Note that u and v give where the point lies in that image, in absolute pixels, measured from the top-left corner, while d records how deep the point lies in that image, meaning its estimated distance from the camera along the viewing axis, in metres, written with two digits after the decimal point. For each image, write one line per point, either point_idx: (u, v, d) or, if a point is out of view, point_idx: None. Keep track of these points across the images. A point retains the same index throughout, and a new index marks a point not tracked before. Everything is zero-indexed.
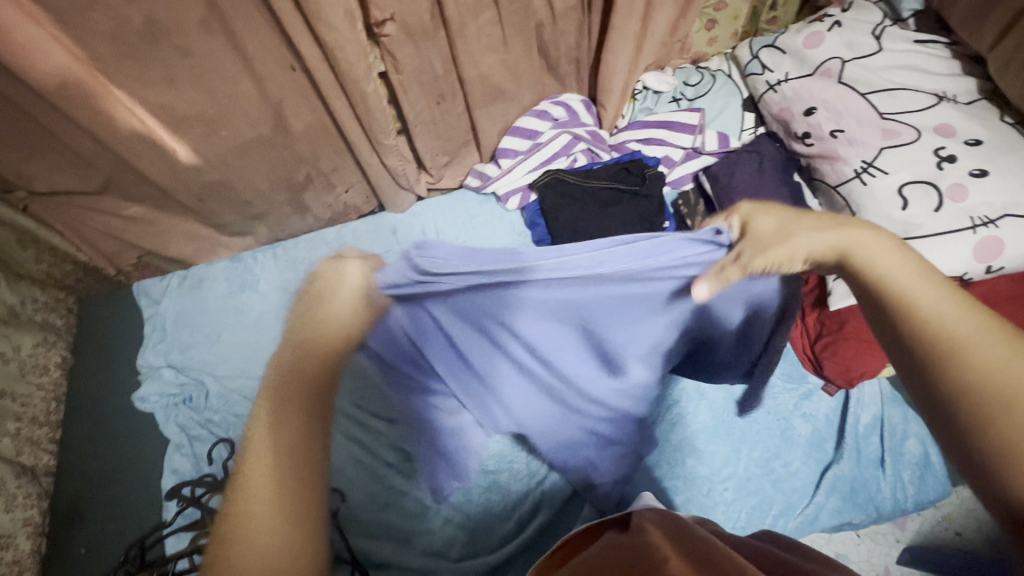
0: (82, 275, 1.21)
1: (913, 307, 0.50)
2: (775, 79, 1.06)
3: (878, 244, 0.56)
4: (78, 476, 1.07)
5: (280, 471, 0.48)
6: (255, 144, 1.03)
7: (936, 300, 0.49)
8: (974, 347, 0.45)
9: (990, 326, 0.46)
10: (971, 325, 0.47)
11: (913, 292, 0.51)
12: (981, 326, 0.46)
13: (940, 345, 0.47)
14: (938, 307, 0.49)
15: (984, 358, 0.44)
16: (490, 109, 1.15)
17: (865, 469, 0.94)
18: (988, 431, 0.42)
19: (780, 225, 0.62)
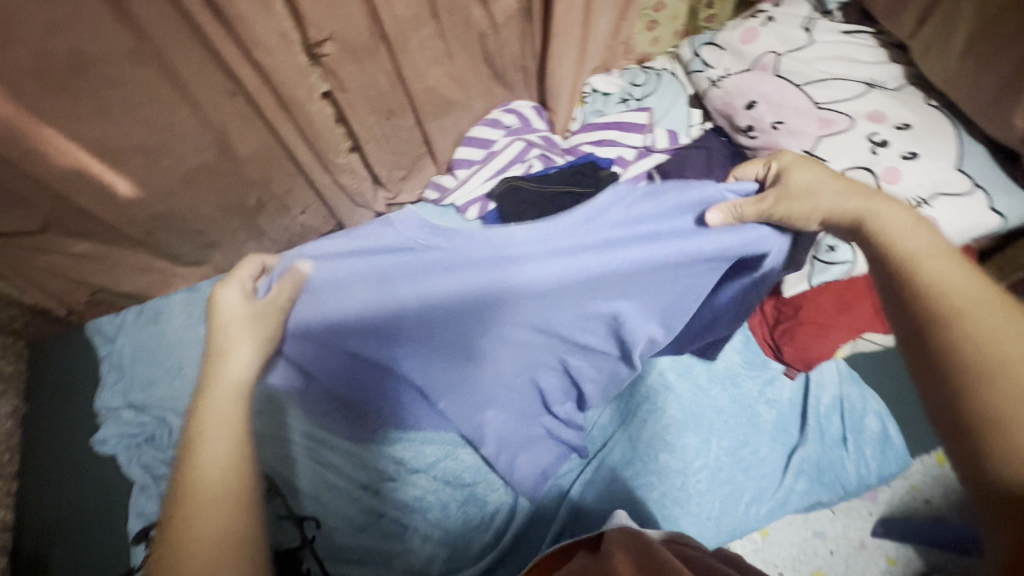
0: (30, 318, 1.16)
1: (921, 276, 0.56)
2: (717, 74, 1.08)
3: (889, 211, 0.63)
4: (38, 529, 1.02)
5: (218, 495, 0.57)
6: (202, 171, 1.01)
7: (945, 272, 0.56)
8: (971, 315, 0.51)
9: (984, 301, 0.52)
10: (973, 297, 0.53)
11: (927, 264, 0.57)
12: (980, 299, 0.52)
13: (940, 310, 0.53)
14: (943, 277, 0.55)
15: (978, 324, 0.50)
16: (442, 120, 1.16)
17: (830, 449, 0.96)
18: (973, 387, 0.47)
19: (814, 180, 0.68)
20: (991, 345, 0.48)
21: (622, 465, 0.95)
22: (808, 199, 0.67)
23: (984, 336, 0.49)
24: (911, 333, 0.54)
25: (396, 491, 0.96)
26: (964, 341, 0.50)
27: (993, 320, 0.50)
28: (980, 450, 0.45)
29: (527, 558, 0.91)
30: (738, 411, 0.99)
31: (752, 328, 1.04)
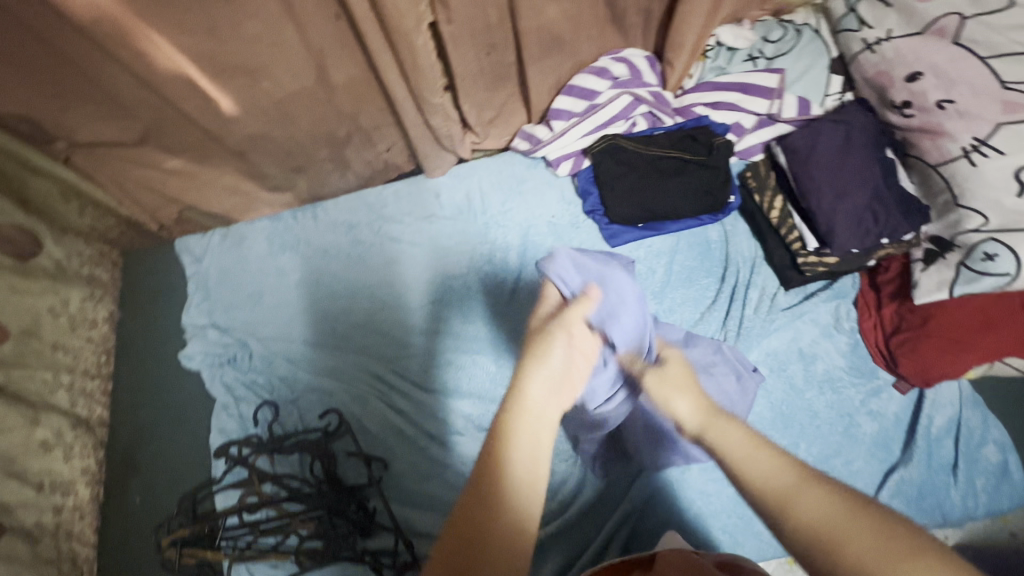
0: (125, 230, 1.20)
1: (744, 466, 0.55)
2: (874, 37, 0.94)
3: (733, 434, 0.60)
4: (129, 431, 1.10)
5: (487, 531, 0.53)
6: (297, 97, 0.98)
7: (739, 434, 0.59)
8: (828, 535, 0.47)
9: (809, 484, 0.51)
10: (779, 479, 0.52)
11: (752, 453, 0.56)
12: (843, 514, 0.47)
13: (772, 503, 0.51)
14: (728, 439, 0.59)
15: (805, 509, 0.49)
16: (545, 63, 1.05)
17: (937, 474, 0.89)
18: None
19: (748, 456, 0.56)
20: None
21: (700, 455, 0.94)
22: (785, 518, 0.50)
23: (826, 517, 0.48)
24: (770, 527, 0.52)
25: (443, 451, 0.99)
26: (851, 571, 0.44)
27: (889, 556, 0.44)
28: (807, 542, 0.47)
29: (586, 540, 0.90)
30: (835, 418, 0.93)
31: (864, 333, 0.97)
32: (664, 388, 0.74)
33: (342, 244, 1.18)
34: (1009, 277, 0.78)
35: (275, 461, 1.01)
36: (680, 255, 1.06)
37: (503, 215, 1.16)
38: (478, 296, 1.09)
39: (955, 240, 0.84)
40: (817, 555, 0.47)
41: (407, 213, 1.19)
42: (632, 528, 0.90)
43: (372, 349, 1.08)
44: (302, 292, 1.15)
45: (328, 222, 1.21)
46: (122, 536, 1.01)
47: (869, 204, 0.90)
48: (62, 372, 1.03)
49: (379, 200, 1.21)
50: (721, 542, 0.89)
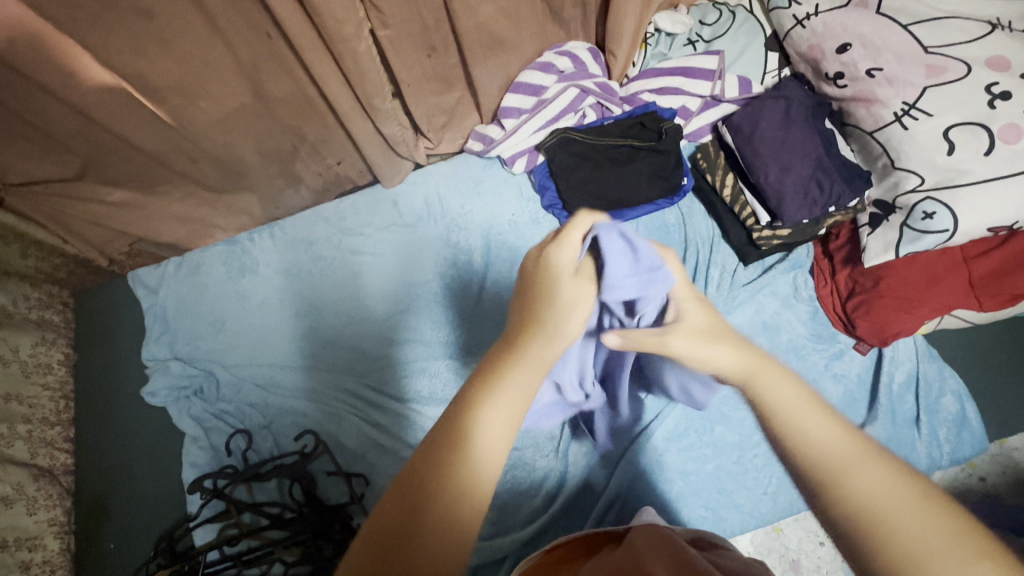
0: (74, 268, 1.16)
1: (793, 428, 0.43)
2: (803, 12, 0.96)
3: (787, 391, 0.45)
4: (98, 475, 1.06)
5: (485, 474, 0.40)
6: (238, 114, 0.96)
7: (793, 389, 0.45)
8: (887, 521, 0.37)
9: (869, 459, 0.40)
10: (840, 454, 0.40)
11: (800, 416, 0.43)
12: (909, 500, 0.37)
13: (818, 477, 0.40)
14: (783, 395, 0.45)
15: (867, 488, 0.38)
16: (490, 63, 1.05)
17: (901, 428, 0.91)
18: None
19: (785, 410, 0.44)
20: None
21: (678, 435, 0.95)
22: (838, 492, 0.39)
23: (881, 496, 0.38)
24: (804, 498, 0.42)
25: None
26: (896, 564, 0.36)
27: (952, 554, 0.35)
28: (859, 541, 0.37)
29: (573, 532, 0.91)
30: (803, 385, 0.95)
31: (821, 299, 1.00)
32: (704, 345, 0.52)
33: (304, 262, 1.16)
34: (948, 232, 0.81)
35: (253, 489, 0.99)
36: None
37: (463, 217, 1.16)
38: (444, 300, 1.09)
39: (896, 202, 0.86)
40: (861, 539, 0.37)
41: (366, 223, 1.18)
42: (618, 515, 0.90)
43: (343, 364, 1.07)
44: (265, 315, 1.12)
45: (286, 240, 1.18)
46: None
47: (813, 174, 0.92)
48: (18, 422, 0.98)
49: (336, 214, 1.19)
50: (705, 517, 0.91)
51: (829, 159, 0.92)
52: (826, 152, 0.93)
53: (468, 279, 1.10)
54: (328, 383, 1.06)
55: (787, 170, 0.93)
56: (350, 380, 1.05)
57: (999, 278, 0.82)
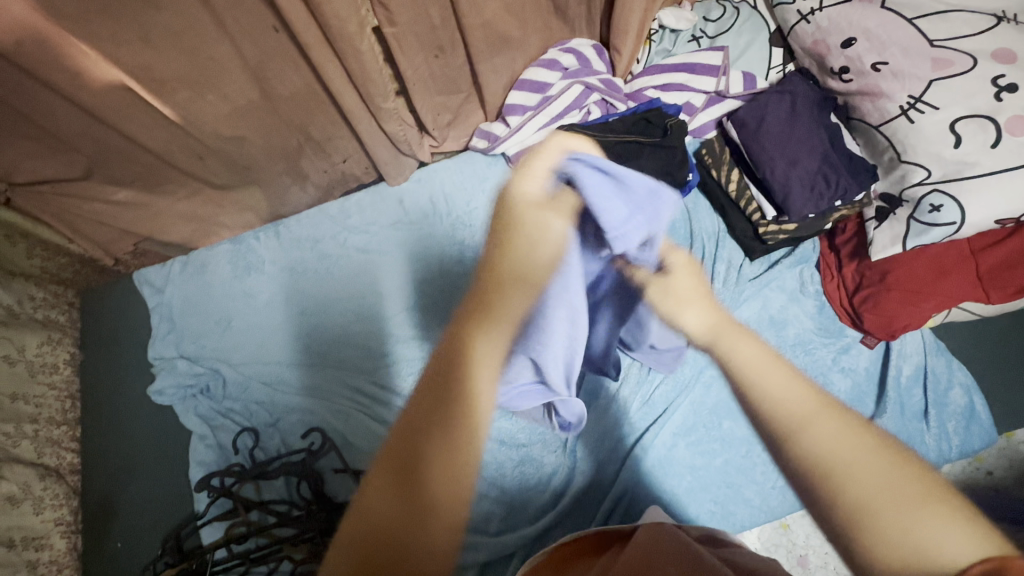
0: (79, 267, 1.16)
1: (752, 385, 0.45)
2: (808, 7, 0.96)
3: (747, 348, 0.48)
4: (105, 474, 1.06)
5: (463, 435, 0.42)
6: (244, 112, 0.96)
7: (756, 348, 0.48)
8: (850, 473, 0.38)
9: (829, 416, 0.41)
10: (793, 411, 0.42)
11: (768, 374, 0.45)
12: (869, 450, 0.39)
13: (778, 427, 0.42)
14: (739, 351, 0.48)
15: (821, 443, 0.39)
16: (495, 60, 1.06)
17: (909, 422, 0.92)
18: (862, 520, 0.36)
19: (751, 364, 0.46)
20: (897, 532, 0.35)
21: (685, 429, 0.95)
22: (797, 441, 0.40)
23: (832, 445, 0.39)
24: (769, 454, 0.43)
25: None
26: (848, 509, 0.37)
27: (906, 504, 0.36)
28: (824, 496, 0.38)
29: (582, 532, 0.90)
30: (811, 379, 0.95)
31: (827, 294, 0.99)
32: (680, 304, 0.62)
33: (310, 260, 1.16)
34: (954, 225, 0.82)
35: (261, 487, 0.99)
36: None
37: (469, 214, 1.16)
38: (451, 297, 1.09)
39: (903, 196, 0.86)
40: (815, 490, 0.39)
41: (371, 221, 1.18)
42: (627, 509, 0.90)
43: (348, 362, 1.07)
44: (272, 313, 1.13)
45: (292, 239, 1.18)
46: None
47: (820, 168, 0.92)
48: (24, 420, 0.98)
49: (341, 212, 1.20)
50: (714, 512, 0.91)
51: (834, 153, 0.93)
52: (831, 147, 0.93)
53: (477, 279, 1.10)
54: (336, 378, 1.06)
55: (793, 167, 0.94)
56: (360, 376, 1.05)
57: (1006, 271, 0.83)
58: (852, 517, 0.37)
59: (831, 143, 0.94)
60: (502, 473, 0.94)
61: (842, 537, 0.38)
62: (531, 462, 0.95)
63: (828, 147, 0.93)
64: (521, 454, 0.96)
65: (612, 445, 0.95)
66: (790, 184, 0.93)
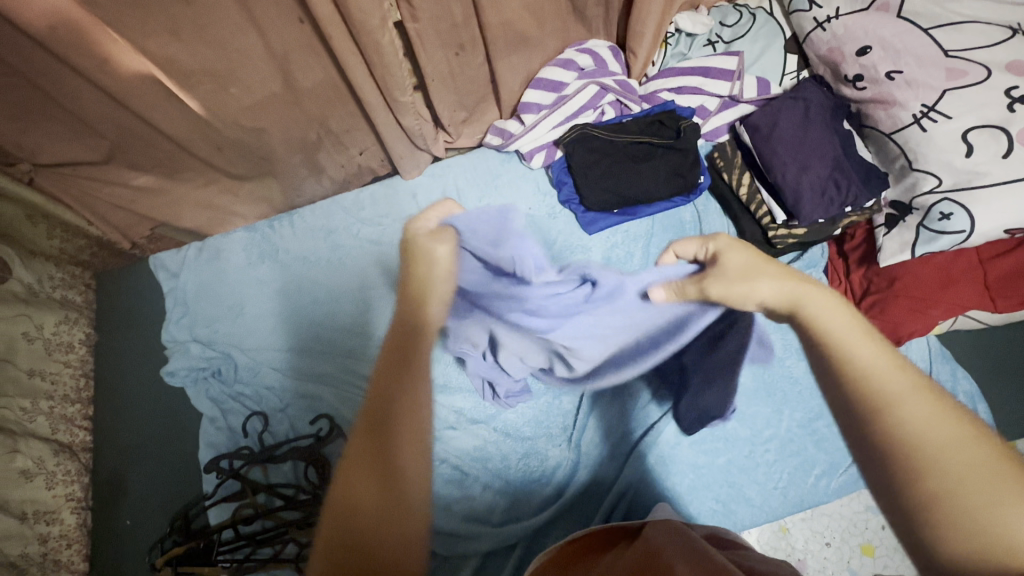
0: (97, 250, 1.18)
1: (846, 358, 0.48)
2: (824, 15, 0.97)
3: (845, 324, 0.50)
4: (115, 452, 1.07)
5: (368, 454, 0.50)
6: (266, 103, 0.98)
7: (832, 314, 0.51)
8: (934, 454, 0.40)
9: (923, 397, 0.43)
10: (904, 389, 0.44)
11: (856, 349, 0.48)
12: (955, 435, 0.41)
13: (869, 404, 0.44)
14: (830, 318, 0.51)
15: (912, 421, 0.42)
16: (512, 59, 1.07)
17: None
18: (939, 505, 0.39)
19: (837, 342, 0.49)
20: (979, 519, 0.37)
21: (689, 428, 0.96)
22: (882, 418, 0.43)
23: (913, 416, 0.42)
24: (853, 433, 0.45)
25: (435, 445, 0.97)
26: (930, 493, 0.39)
27: (987, 489, 0.38)
28: (899, 478, 0.41)
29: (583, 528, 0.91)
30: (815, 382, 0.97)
31: None
32: (734, 288, 0.61)
33: (322, 250, 1.18)
34: (963, 234, 0.82)
35: (269, 471, 1.00)
36: (656, 238, 1.12)
37: (481, 210, 1.18)
38: None
39: (913, 204, 0.87)
40: (899, 467, 0.41)
41: (385, 214, 1.20)
42: (629, 505, 0.91)
43: (359, 350, 1.09)
44: (284, 300, 1.14)
45: (306, 228, 1.20)
46: (116, 559, 0.99)
47: (830, 175, 0.93)
48: (40, 397, 1.00)
49: (355, 203, 1.21)
50: (715, 510, 0.92)
51: (846, 160, 0.94)
52: (843, 154, 0.94)
53: None
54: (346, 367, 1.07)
55: (804, 172, 0.94)
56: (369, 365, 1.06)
57: (1010, 281, 0.84)
58: (934, 499, 0.39)
59: (843, 149, 0.95)
60: (504, 464, 0.96)
61: (917, 524, 0.40)
62: (534, 455, 0.96)
63: (840, 154, 0.94)
64: (524, 447, 0.97)
65: (615, 443, 0.96)
66: (802, 190, 0.94)
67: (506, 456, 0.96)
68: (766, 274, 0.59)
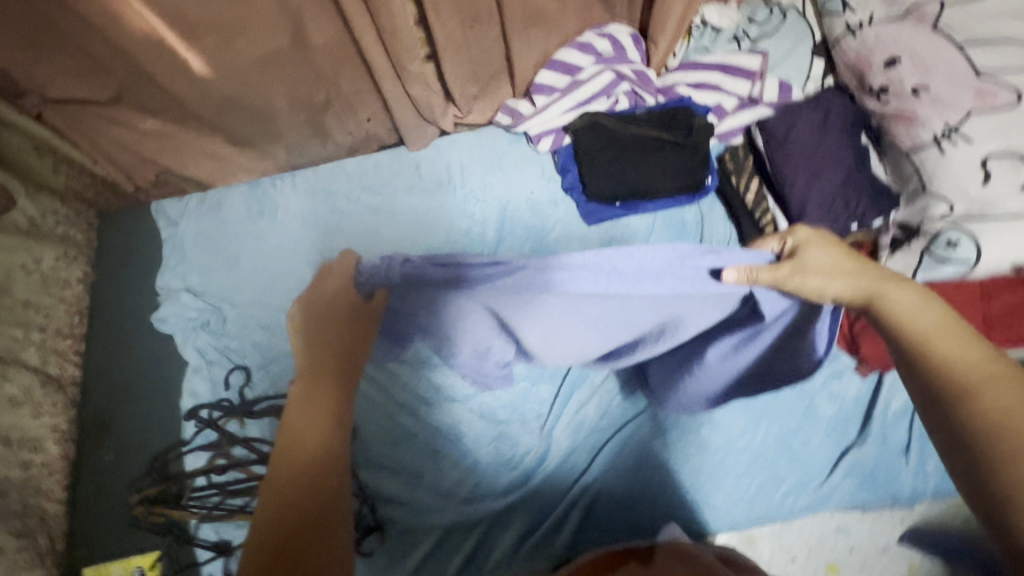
0: (101, 189, 1.19)
1: (928, 349, 0.56)
2: (856, 20, 0.93)
3: (927, 316, 0.58)
4: (102, 389, 1.10)
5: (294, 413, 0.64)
6: (275, 58, 0.96)
7: (913, 309, 0.59)
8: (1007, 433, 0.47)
9: (1006, 384, 0.50)
10: (982, 371, 0.52)
11: (939, 340, 0.56)
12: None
13: (952, 391, 0.52)
14: (908, 312, 0.59)
15: (990, 406, 0.49)
16: (529, 36, 1.04)
17: (888, 455, 0.92)
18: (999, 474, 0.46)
19: (927, 327, 0.57)
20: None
21: (663, 430, 0.95)
22: (967, 393, 0.51)
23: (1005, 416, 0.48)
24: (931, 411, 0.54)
25: (409, 419, 0.97)
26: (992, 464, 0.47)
27: None
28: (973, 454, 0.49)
29: (545, 520, 0.91)
30: (796, 399, 0.95)
31: None
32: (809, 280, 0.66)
33: (320, 213, 1.18)
34: (968, 264, 0.80)
35: (246, 425, 1.02)
36: (655, 234, 1.09)
37: (483, 188, 1.17)
38: None
39: (920, 228, 0.84)
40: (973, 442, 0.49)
41: (386, 182, 1.19)
42: (591, 498, 0.92)
43: None
44: (278, 259, 1.15)
45: (306, 189, 1.20)
46: (96, 492, 1.02)
47: (841, 187, 0.92)
48: (33, 328, 1.02)
49: (358, 169, 1.21)
50: (681, 514, 0.90)
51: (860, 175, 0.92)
52: (857, 167, 0.93)
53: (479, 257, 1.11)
54: None
55: (808, 184, 0.94)
56: None
57: (1006, 320, 0.83)
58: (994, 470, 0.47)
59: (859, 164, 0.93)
60: (472, 445, 0.96)
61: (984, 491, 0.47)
62: (503, 439, 0.96)
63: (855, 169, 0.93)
64: (496, 429, 0.97)
65: (585, 439, 0.96)
66: (803, 201, 0.94)
67: (476, 439, 0.96)
68: (839, 269, 0.65)
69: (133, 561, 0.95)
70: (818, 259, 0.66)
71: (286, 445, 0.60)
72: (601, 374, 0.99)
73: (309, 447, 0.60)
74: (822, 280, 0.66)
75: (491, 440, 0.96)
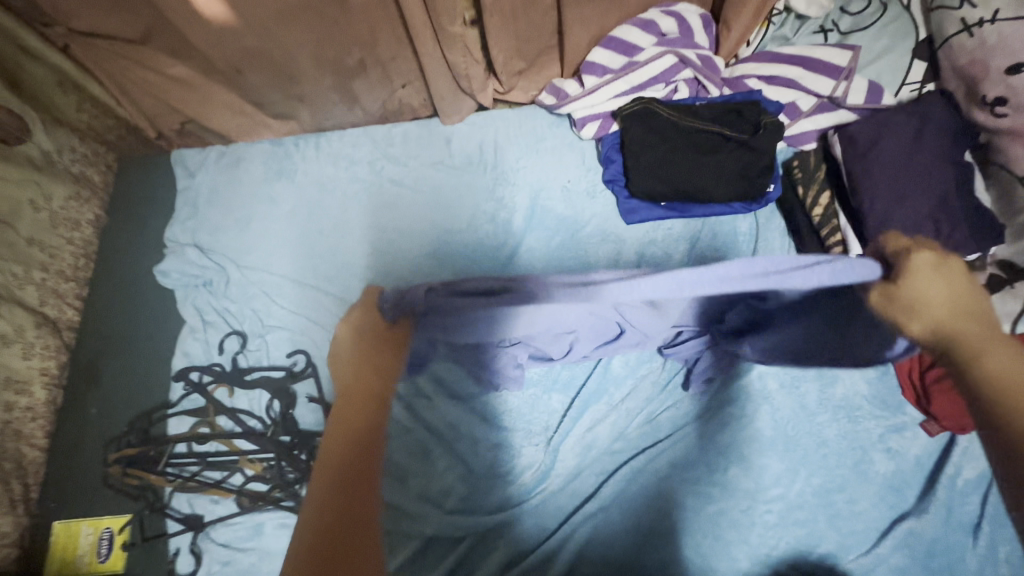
0: (124, 132, 1.15)
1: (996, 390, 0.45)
2: (977, 17, 0.79)
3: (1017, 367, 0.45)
4: (99, 336, 1.06)
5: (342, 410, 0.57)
6: (305, 11, 0.88)
7: (1020, 369, 0.44)
8: None
9: None
10: None
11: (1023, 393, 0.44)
12: None
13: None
14: (1014, 376, 0.44)
15: None
16: (585, 9, 0.93)
17: (953, 532, 0.78)
18: None
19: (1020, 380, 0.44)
20: None
21: (685, 465, 0.83)
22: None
23: None
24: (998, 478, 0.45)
25: (407, 413, 0.89)
26: None
27: None
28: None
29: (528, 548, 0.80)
30: (845, 449, 0.83)
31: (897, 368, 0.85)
32: (899, 295, 0.48)
33: (341, 180, 1.11)
34: None
35: (235, 395, 0.96)
36: (700, 243, 0.97)
37: (516, 172, 1.07)
38: (473, 257, 1.02)
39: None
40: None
41: (413, 156, 1.11)
42: (591, 531, 0.79)
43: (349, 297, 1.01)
44: (293, 224, 1.09)
45: (330, 154, 1.14)
46: (75, 443, 0.97)
47: (931, 213, 0.79)
48: (34, 268, 0.98)
49: (385, 138, 1.14)
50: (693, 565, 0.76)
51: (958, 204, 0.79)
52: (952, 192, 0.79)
53: (504, 246, 1.02)
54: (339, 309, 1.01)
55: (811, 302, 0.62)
56: None
57: None
58: None
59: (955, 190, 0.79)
60: (470, 452, 0.87)
61: None
62: (503, 449, 0.87)
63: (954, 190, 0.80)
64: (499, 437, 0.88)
65: (593, 462, 0.86)
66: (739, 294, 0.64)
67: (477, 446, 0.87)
68: (949, 306, 0.46)
69: (102, 522, 0.90)
70: (928, 294, 0.46)
71: (327, 455, 0.53)
72: (622, 391, 0.90)
73: (344, 452, 0.53)
74: (921, 316, 0.47)
75: (492, 449, 0.87)
